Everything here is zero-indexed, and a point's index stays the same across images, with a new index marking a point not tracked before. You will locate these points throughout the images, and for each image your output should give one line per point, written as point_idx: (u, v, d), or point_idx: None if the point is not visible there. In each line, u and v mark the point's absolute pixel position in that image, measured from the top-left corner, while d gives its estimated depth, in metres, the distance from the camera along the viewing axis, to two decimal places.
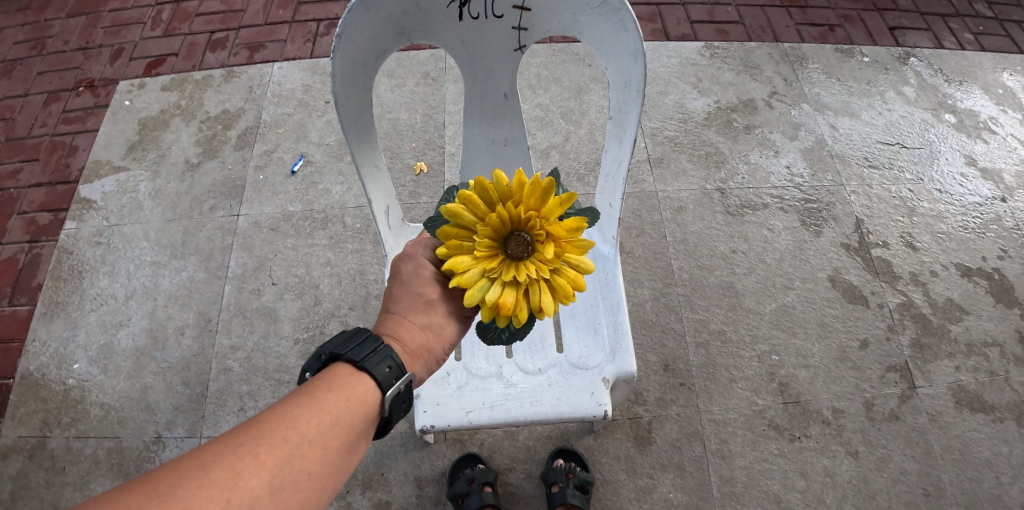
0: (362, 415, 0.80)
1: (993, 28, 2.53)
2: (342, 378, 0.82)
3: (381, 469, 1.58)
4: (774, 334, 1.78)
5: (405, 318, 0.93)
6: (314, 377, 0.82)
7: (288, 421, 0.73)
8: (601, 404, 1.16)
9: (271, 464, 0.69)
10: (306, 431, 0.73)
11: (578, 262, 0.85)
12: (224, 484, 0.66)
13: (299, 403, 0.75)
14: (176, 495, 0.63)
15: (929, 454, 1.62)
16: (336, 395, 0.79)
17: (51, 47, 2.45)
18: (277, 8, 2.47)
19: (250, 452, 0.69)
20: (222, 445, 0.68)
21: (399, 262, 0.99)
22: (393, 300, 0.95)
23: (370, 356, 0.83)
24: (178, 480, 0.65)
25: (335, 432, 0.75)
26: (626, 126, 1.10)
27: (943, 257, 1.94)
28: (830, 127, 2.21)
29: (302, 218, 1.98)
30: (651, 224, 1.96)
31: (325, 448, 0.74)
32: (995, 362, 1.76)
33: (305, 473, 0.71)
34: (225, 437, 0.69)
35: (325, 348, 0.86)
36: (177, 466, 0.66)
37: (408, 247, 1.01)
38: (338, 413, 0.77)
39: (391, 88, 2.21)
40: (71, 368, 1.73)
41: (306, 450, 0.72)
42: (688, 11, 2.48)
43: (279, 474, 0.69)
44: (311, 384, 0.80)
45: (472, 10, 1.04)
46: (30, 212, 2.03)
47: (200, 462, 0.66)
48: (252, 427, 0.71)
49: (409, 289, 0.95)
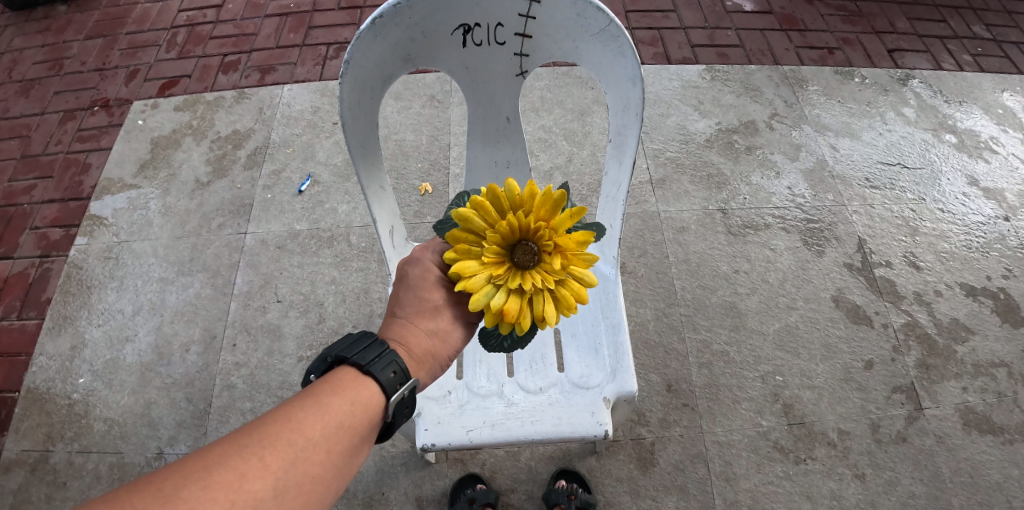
0: (366, 420, 0.81)
1: (992, 50, 2.56)
2: (347, 382, 0.82)
3: (381, 488, 1.57)
4: (778, 355, 1.77)
5: (411, 323, 0.94)
6: (320, 379, 0.83)
7: (294, 425, 0.74)
8: (602, 423, 1.13)
9: (275, 466, 0.70)
10: (311, 435, 0.74)
11: (584, 276, 0.86)
12: (229, 485, 0.66)
13: (305, 408, 0.76)
14: (182, 496, 0.64)
15: (938, 477, 1.59)
16: (341, 400, 0.80)
17: (69, 67, 2.53)
18: (289, 32, 2.55)
19: (255, 454, 0.69)
20: (226, 447, 0.69)
21: (405, 266, 0.99)
22: (401, 304, 0.96)
23: (376, 360, 0.84)
24: (184, 480, 0.65)
25: (339, 436, 0.76)
26: (626, 149, 1.12)
27: (947, 277, 1.93)
28: (831, 148, 2.23)
29: (308, 236, 2.00)
30: (653, 244, 1.97)
31: (329, 452, 0.75)
32: (1002, 383, 1.74)
33: (309, 476, 0.72)
34: (231, 437, 0.70)
35: (331, 350, 0.86)
36: (183, 466, 0.66)
37: (415, 249, 1.01)
38: (343, 418, 0.78)
39: (398, 110, 2.26)
40: (77, 383, 1.75)
41: (310, 454, 0.73)
42: (689, 35, 2.53)
43: (283, 477, 0.70)
44: (317, 388, 0.80)
45: (475, 37, 1.05)
46: (42, 227, 2.07)
47: (205, 463, 0.67)
48: (257, 429, 0.72)
49: (416, 294, 0.96)
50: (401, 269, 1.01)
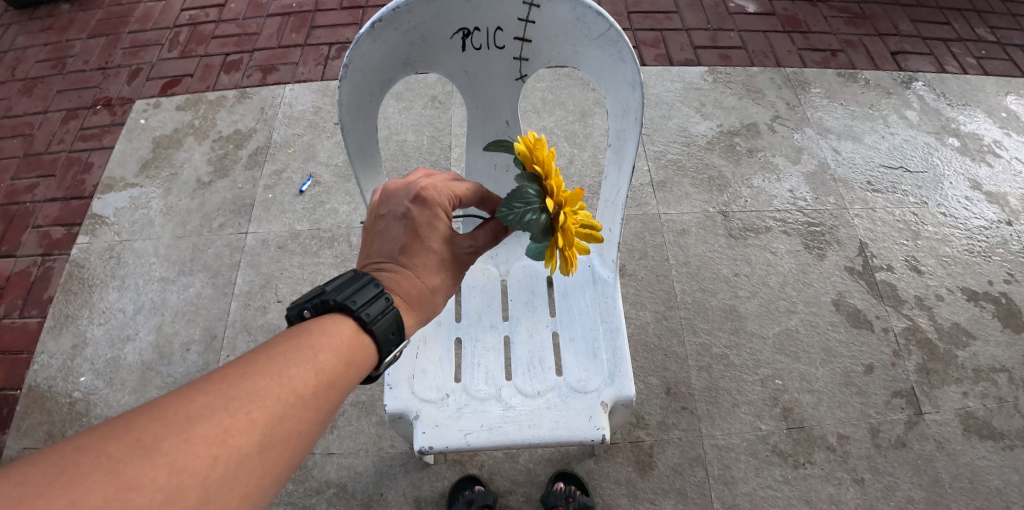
0: (354, 379, 0.73)
1: (996, 53, 2.55)
2: (340, 336, 0.74)
3: (380, 489, 1.57)
4: (777, 359, 1.77)
5: (412, 274, 0.86)
6: (310, 328, 0.73)
7: (285, 377, 0.64)
8: (598, 428, 1.13)
9: (262, 422, 0.60)
10: (302, 390, 0.65)
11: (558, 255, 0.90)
12: (213, 439, 0.56)
13: (296, 360, 0.67)
14: (159, 449, 0.53)
15: (937, 482, 1.59)
16: (334, 355, 0.71)
17: (72, 66, 2.54)
18: (291, 32, 2.55)
19: (241, 407, 0.60)
20: (210, 396, 0.59)
21: (409, 199, 0.86)
22: (404, 251, 0.86)
23: (379, 318, 0.77)
24: (160, 432, 0.55)
25: (331, 394, 0.68)
26: (625, 154, 1.11)
27: (949, 281, 1.92)
28: (833, 151, 2.22)
29: (309, 236, 2.01)
30: (654, 246, 1.97)
31: (318, 410, 0.66)
32: (1003, 388, 1.73)
33: (295, 433, 0.63)
34: (213, 386, 0.60)
35: (334, 295, 0.77)
36: (159, 415, 0.56)
37: (418, 181, 0.87)
38: (335, 375, 0.70)
39: (399, 110, 2.26)
40: (78, 381, 1.76)
41: (298, 410, 0.64)
42: (691, 36, 2.52)
43: (270, 433, 0.60)
44: (308, 339, 0.71)
45: (475, 42, 1.05)
46: (45, 226, 2.08)
47: (186, 414, 0.57)
48: (243, 378, 0.62)
49: (422, 241, 0.86)
50: (398, 200, 0.86)
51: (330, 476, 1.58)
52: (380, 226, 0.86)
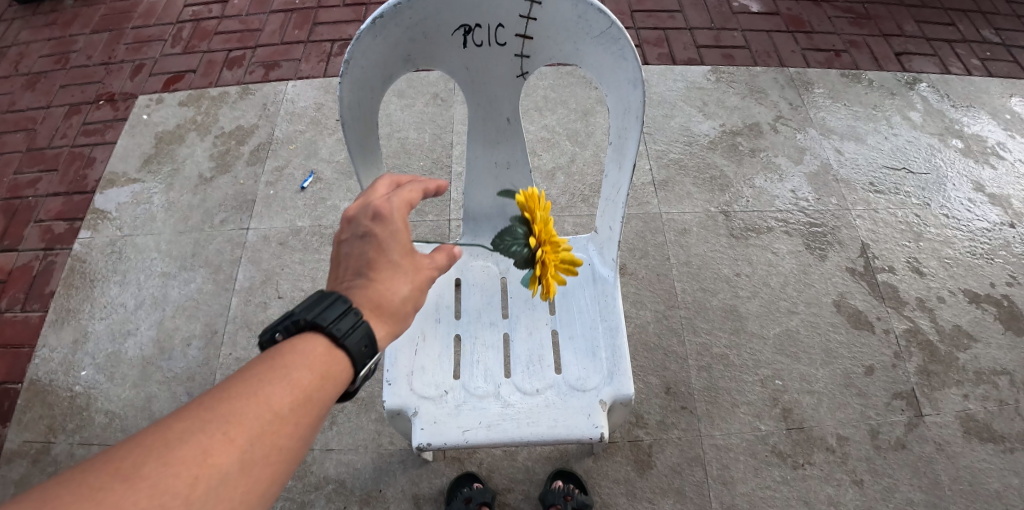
0: (336, 391, 0.70)
1: (1001, 54, 2.54)
2: (317, 351, 0.71)
3: (379, 485, 1.57)
4: (777, 359, 1.76)
5: (379, 286, 0.82)
6: (285, 344, 0.70)
7: (262, 395, 0.63)
8: (597, 426, 1.12)
9: (241, 441, 0.59)
10: (280, 406, 0.63)
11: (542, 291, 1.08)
12: (190, 462, 0.56)
13: (271, 376, 0.65)
14: (139, 474, 0.54)
15: (936, 484, 1.59)
16: (311, 370, 0.69)
17: (75, 61, 2.55)
18: (293, 29, 2.55)
19: (217, 428, 0.59)
20: (184, 419, 0.58)
21: (365, 214, 0.84)
22: (370, 267, 0.82)
23: (352, 332, 0.72)
24: (141, 457, 0.55)
25: (311, 409, 0.66)
26: (626, 152, 1.11)
27: (950, 283, 1.92)
28: (835, 151, 2.22)
29: (310, 233, 2.01)
30: (655, 246, 1.97)
31: (300, 423, 0.64)
32: (1004, 391, 1.72)
33: (276, 447, 0.62)
34: (187, 409, 0.59)
35: (304, 313, 0.72)
36: (137, 440, 0.56)
37: (372, 198, 0.87)
38: (313, 389, 0.67)
39: (401, 107, 2.26)
40: (79, 375, 1.76)
41: (278, 427, 0.62)
42: (694, 36, 2.52)
43: (249, 449, 0.59)
44: (283, 357, 0.68)
45: (476, 38, 1.04)
46: (47, 220, 2.09)
47: (164, 438, 0.57)
48: (218, 397, 0.61)
49: (383, 254, 0.83)
50: (357, 220, 0.85)
51: (329, 472, 1.59)
52: (344, 247, 0.84)
